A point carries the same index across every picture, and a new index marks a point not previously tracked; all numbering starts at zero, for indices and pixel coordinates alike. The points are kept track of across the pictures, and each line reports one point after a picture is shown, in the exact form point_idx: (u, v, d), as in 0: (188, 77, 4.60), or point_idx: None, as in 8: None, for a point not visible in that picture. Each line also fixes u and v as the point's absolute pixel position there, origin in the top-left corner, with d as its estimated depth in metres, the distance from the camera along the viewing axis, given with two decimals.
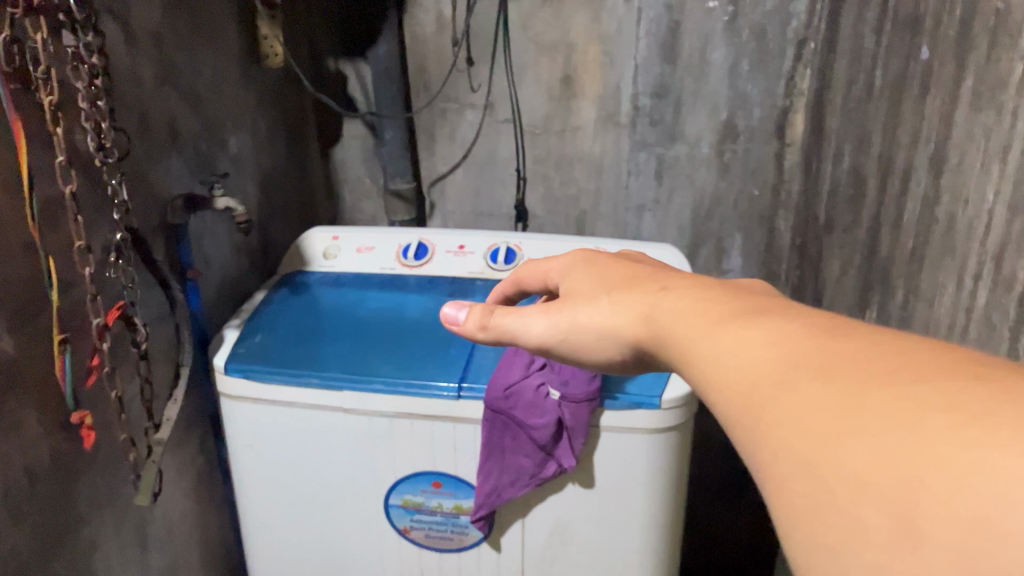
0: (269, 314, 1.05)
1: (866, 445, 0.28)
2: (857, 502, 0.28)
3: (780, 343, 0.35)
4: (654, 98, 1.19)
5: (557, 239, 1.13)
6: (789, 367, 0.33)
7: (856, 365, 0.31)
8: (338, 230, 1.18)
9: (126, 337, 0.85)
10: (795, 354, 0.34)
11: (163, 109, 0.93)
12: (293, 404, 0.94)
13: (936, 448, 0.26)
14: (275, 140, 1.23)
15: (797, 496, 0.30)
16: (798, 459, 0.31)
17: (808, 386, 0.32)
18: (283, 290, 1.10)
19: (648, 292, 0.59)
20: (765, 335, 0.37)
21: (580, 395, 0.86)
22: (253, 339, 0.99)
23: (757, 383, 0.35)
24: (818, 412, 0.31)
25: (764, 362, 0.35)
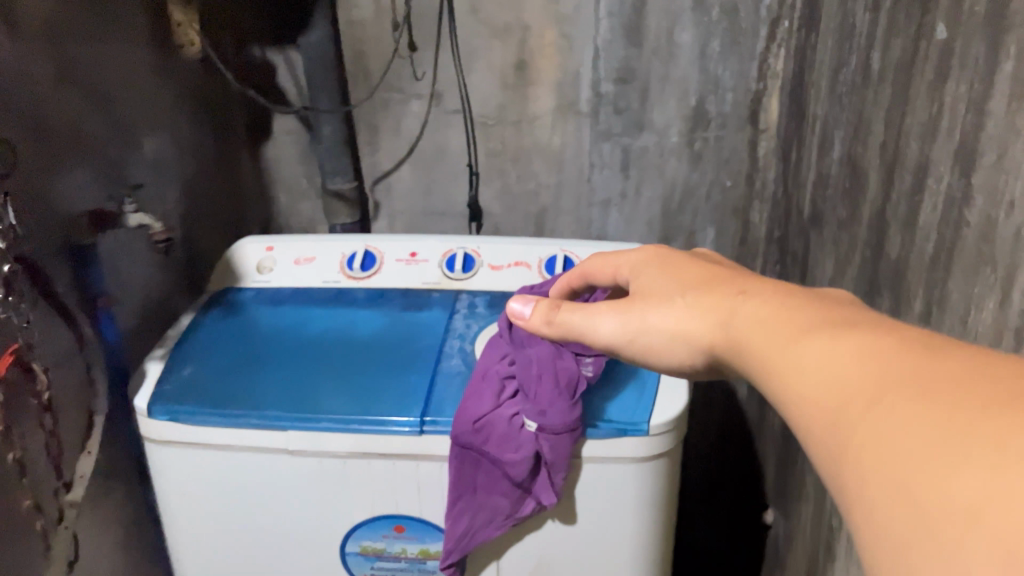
0: (198, 341, 0.92)
1: (970, 476, 0.27)
2: (954, 531, 0.26)
3: (886, 369, 0.33)
4: (619, 84, 1.09)
5: (519, 240, 1.03)
6: (899, 390, 0.32)
7: (971, 396, 0.29)
8: (273, 240, 1.06)
9: (23, 385, 0.71)
10: (905, 379, 0.32)
11: (63, 111, 0.79)
12: (229, 448, 0.82)
13: None
14: (199, 139, 1.10)
15: (888, 525, 0.29)
16: (901, 488, 0.29)
17: (919, 416, 0.30)
18: (215, 312, 0.98)
19: (726, 299, 0.52)
20: (873, 358, 0.35)
21: (558, 425, 0.76)
22: (179, 374, 0.87)
23: (858, 410, 0.33)
24: (927, 443, 0.29)
25: (868, 387, 0.33)
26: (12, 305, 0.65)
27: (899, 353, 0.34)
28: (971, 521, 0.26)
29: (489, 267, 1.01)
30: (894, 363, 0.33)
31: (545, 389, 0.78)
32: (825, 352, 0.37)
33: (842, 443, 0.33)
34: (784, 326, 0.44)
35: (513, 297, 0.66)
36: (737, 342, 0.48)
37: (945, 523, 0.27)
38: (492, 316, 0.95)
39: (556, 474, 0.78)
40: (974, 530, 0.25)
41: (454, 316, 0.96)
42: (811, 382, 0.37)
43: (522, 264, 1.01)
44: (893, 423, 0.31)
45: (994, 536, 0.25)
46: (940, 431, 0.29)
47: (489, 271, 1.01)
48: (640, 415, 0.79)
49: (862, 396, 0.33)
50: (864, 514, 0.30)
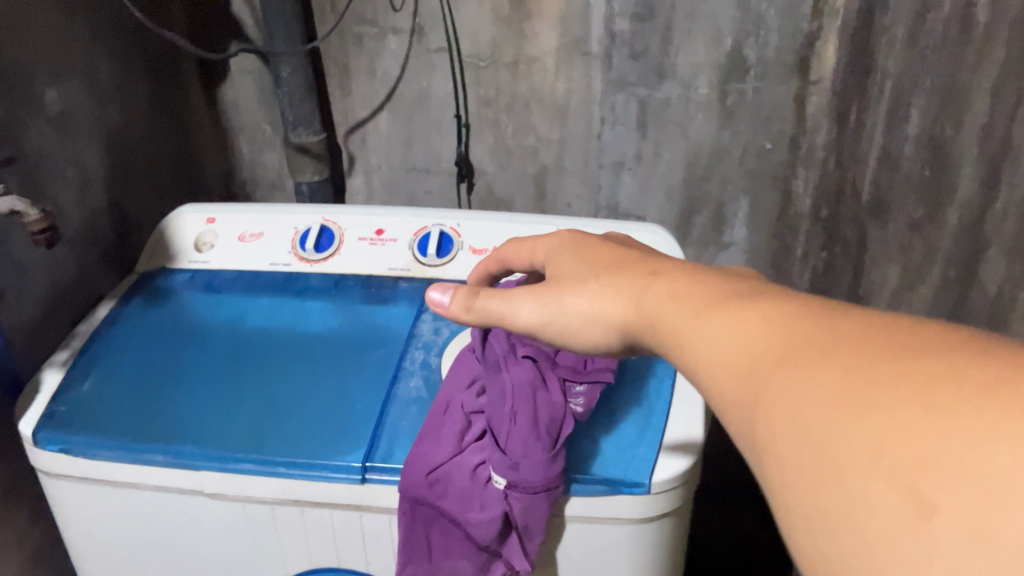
0: (110, 341, 0.76)
1: (877, 421, 0.26)
2: (863, 470, 0.25)
3: (781, 327, 0.32)
4: (636, 22, 0.88)
5: (507, 219, 0.84)
6: (798, 345, 0.30)
7: (867, 343, 0.28)
8: (215, 209, 0.89)
9: None
10: (799, 335, 0.31)
11: None
12: (134, 487, 0.67)
13: (950, 419, 0.24)
14: (128, 83, 0.91)
15: (798, 474, 0.27)
16: (806, 437, 0.27)
17: (815, 369, 0.29)
18: (138, 301, 0.81)
19: (640, 279, 0.44)
20: (770, 313, 0.33)
21: (531, 482, 0.59)
22: (79, 387, 0.71)
23: (759, 371, 0.31)
24: (828, 390, 0.28)
25: (766, 345, 0.32)
26: None
27: (792, 311, 0.33)
28: (876, 465, 0.25)
29: (469, 251, 0.83)
30: (790, 321, 0.32)
31: (517, 432, 0.61)
32: (728, 318, 0.35)
33: (748, 400, 0.31)
34: (687, 300, 0.39)
35: (431, 286, 0.55)
36: (645, 318, 0.42)
37: (849, 466, 0.26)
38: None
39: (531, 536, 0.62)
40: (886, 475, 0.25)
41: (422, 315, 0.78)
42: (714, 344, 0.35)
43: None
44: (794, 376, 0.29)
45: (906, 479, 0.24)
46: (842, 380, 0.28)
47: (470, 256, 0.83)
48: (638, 467, 0.62)
49: (762, 352, 0.32)
50: (772, 466, 0.29)
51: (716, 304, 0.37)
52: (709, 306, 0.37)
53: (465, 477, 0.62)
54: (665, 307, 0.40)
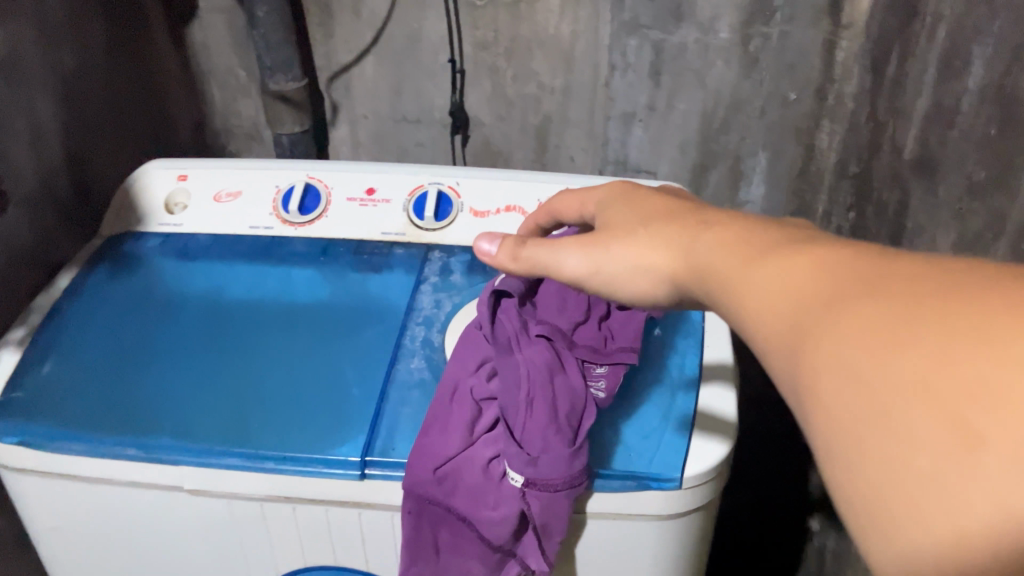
0: (73, 316, 0.68)
1: (923, 356, 0.23)
2: (909, 409, 0.22)
3: (812, 261, 0.28)
4: None
5: (511, 177, 0.77)
6: (832, 280, 0.27)
7: (907, 275, 0.25)
8: (188, 165, 0.80)
9: None
10: (830, 269, 0.27)
11: None
12: (106, 482, 0.60)
13: (1007, 349, 0.21)
14: (83, 22, 0.81)
15: (834, 418, 0.24)
16: (841, 376, 0.24)
17: (848, 306, 0.25)
18: (104, 270, 0.73)
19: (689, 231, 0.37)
20: (801, 251, 0.29)
21: (552, 479, 0.53)
22: (39, 370, 0.63)
23: (789, 311, 0.28)
24: (864, 325, 0.25)
25: (796, 282, 0.28)
26: None
27: (826, 247, 0.29)
28: (918, 401, 0.22)
29: (470, 213, 0.76)
30: (824, 256, 0.28)
31: (535, 422, 0.55)
32: (756, 257, 0.31)
33: (780, 344, 0.28)
34: (731, 242, 0.33)
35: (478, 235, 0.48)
36: (694, 273, 0.35)
37: (889, 402, 0.23)
38: (472, 288, 0.70)
39: (549, 537, 0.55)
40: (924, 410, 0.22)
41: (421, 284, 0.71)
42: (755, 287, 0.30)
43: (514, 211, 0.75)
44: (828, 314, 0.26)
45: (949, 414, 0.21)
46: (880, 314, 0.24)
47: (471, 219, 0.76)
48: (665, 458, 0.56)
49: (792, 291, 0.28)
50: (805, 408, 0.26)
51: (761, 246, 0.32)
52: (755, 247, 0.32)
53: (477, 471, 0.56)
54: (721, 257, 0.33)
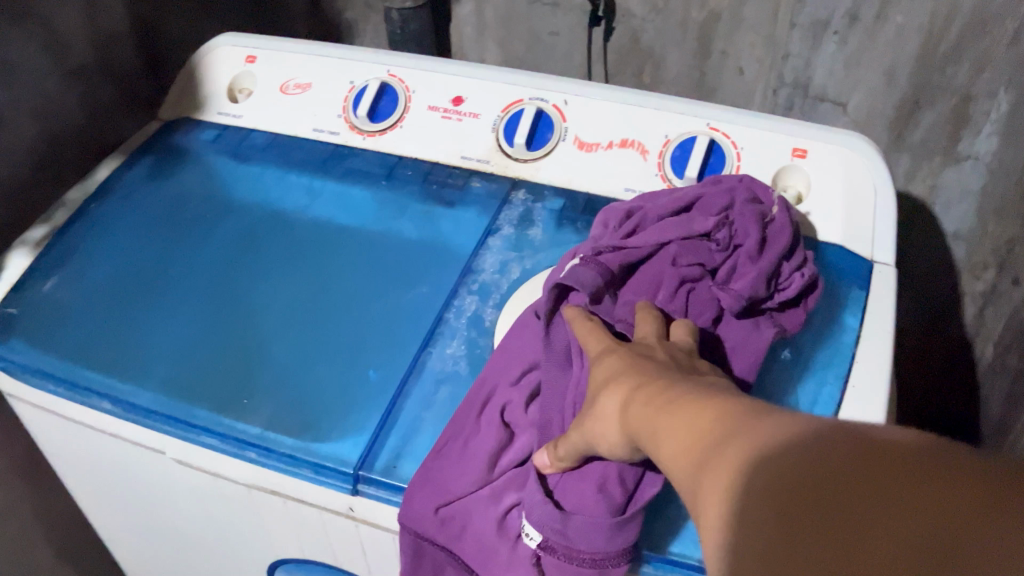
0: (99, 221, 0.60)
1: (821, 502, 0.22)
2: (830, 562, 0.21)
3: (700, 401, 0.28)
4: None
5: (633, 103, 0.59)
6: (725, 432, 0.26)
7: (774, 414, 0.25)
8: (260, 45, 0.68)
9: None
10: (713, 409, 0.27)
11: None
12: (91, 428, 0.52)
13: (896, 491, 0.21)
14: None
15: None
16: (760, 532, 0.23)
17: (739, 432, 0.25)
18: (148, 167, 0.64)
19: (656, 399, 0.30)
20: (701, 393, 0.29)
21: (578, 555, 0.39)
22: (41, 285, 0.55)
23: (692, 439, 0.27)
24: (757, 442, 0.24)
25: (691, 434, 0.27)
26: None
27: (709, 395, 0.28)
28: (829, 500, 0.22)
29: (574, 144, 0.59)
30: (711, 404, 0.27)
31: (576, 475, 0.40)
32: (664, 416, 0.29)
33: (691, 487, 0.26)
34: (653, 397, 0.30)
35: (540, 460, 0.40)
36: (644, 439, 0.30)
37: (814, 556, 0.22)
38: (552, 251, 0.55)
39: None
40: (832, 506, 0.22)
41: (492, 234, 0.56)
42: (664, 439, 0.28)
43: (629, 147, 0.58)
44: (723, 441, 0.25)
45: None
46: (769, 423, 0.25)
47: (573, 151, 0.59)
48: None
49: (691, 433, 0.27)
50: (720, 524, 0.24)
51: (670, 397, 0.29)
52: (670, 397, 0.29)
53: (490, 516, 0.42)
54: (650, 425, 0.29)
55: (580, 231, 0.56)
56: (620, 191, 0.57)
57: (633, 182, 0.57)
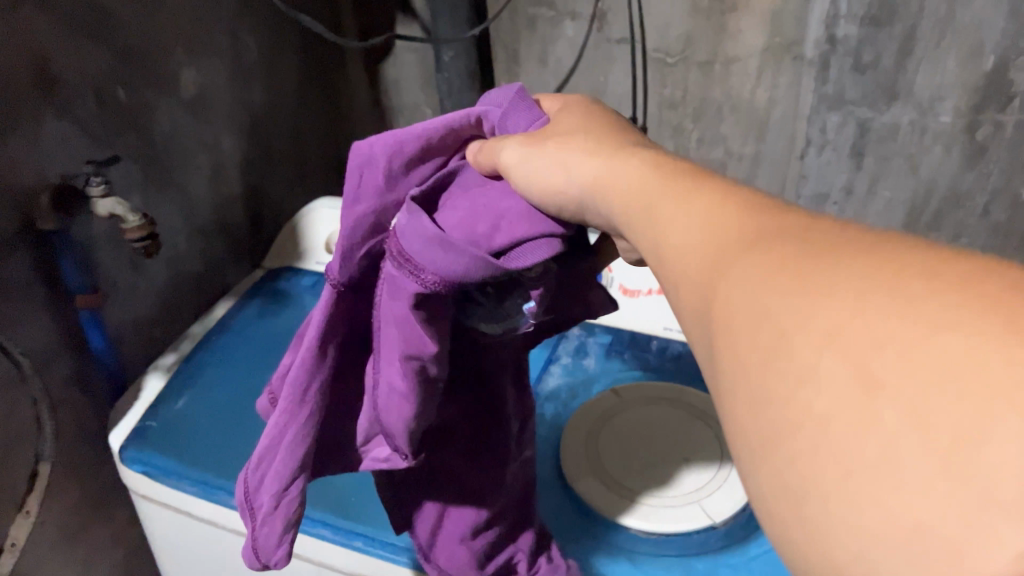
0: (217, 351, 0.71)
1: (827, 313, 0.21)
2: (829, 373, 0.20)
3: (715, 202, 0.28)
4: (868, 26, 0.71)
5: None
6: (749, 234, 0.25)
7: (817, 234, 0.24)
8: None
9: (20, 398, 0.59)
10: (733, 210, 0.27)
11: (14, 40, 0.54)
12: (214, 524, 0.61)
13: (902, 323, 0.19)
14: (281, 57, 0.84)
15: (749, 374, 0.22)
16: (759, 333, 0.22)
17: (751, 252, 0.24)
18: (256, 306, 0.76)
19: (671, 177, 0.31)
20: (720, 195, 0.28)
21: (440, 276, 0.37)
22: (175, 403, 0.66)
23: (700, 242, 0.27)
24: (773, 248, 0.24)
25: (718, 228, 0.27)
26: (19, 315, 0.58)
27: (740, 196, 0.28)
28: (826, 345, 0.20)
29: (618, 289, 0.69)
30: (724, 202, 0.28)
31: (489, 201, 0.38)
32: (682, 207, 0.29)
33: (698, 291, 0.26)
34: (663, 175, 0.32)
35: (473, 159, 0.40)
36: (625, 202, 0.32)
37: (809, 359, 0.21)
38: (603, 378, 0.66)
39: (421, 379, 0.41)
40: (848, 321, 0.20)
41: (552, 365, 0.67)
42: (672, 232, 0.28)
43: None
44: (749, 243, 0.25)
45: (890, 402, 0.19)
46: (803, 237, 0.24)
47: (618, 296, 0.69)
48: None
49: (716, 222, 0.27)
50: (722, 316, 0.24)
51: (683, 195, 0.29)
52: (682, 191, 0.30)
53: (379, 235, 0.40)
54: (647, 191, 0.32)
55: (626, 363, 0.67)
56: (660, 329, 0.69)
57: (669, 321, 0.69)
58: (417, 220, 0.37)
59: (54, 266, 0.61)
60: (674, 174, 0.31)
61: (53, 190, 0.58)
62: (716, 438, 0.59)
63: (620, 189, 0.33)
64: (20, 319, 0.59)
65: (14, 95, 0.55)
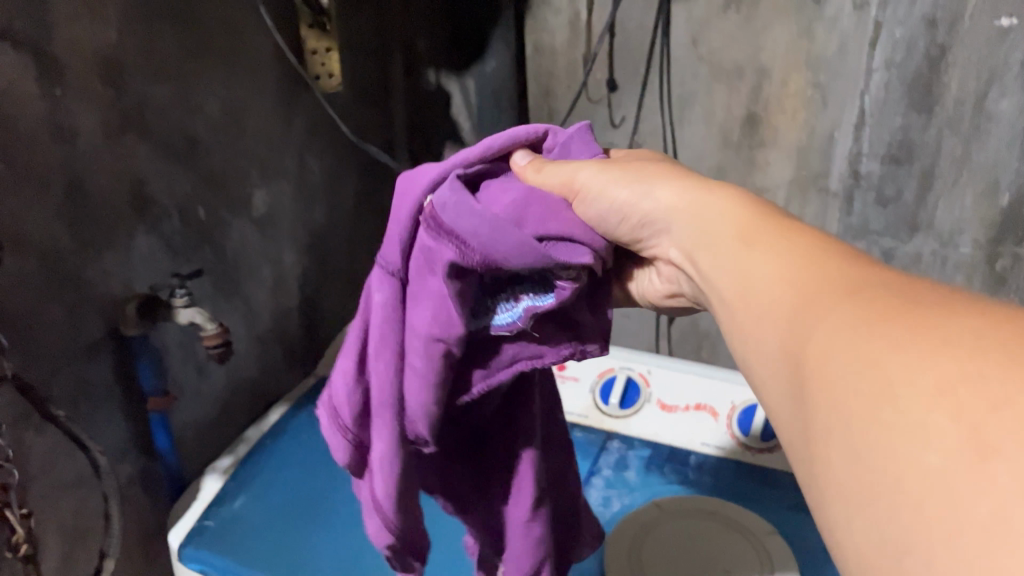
0: (272, 457, 0.74)
1: (936, 372, 0.23)
2: (940, 427, 0.22)
3: (833, 269, 0.31)
4: (888, 164, 0.77)
5: (702, 375, 0.75)
6: (854, 300, 0.29)
7: (923, 303, 0.27)
8: None
9: (91, 493, 0.63)
10: (849, 276, 0.30)
11: (124, 166, 0.61)
12: None
13: (1014, 388, 0.22)
14: (347, 180, 0.92)
15: (854, 428, 0.25)
16: (865, 386, 0.25)
17: (863, 316, 0.27)
18: (309, 413, 0.79)
19: (756, 221, 0.37)
20: (836, 263, 0.32)
21: (478, 248, 0.40)
22: (231, 503, 0.69)
23: (805, 310, 0.30)
24: (881, 315, 0.27)
25: (824, 296, 0.30)
26: (97, 417, 0.63)
27: (845, 269, 0.31)
28: (937, 403, 0.23)
29: (657, 405, 0.74)
30: (830, 275, 0.31)
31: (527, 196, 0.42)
32: (789, 273, 0.33)
33: (798, 358, 0.29)
34: (752, 223, 0.37)
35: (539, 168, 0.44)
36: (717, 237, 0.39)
37: (917, 414, 0.23)
38: (644, 490, 0.68)
39: (444, 358, 0.43)
40: (961, 383, 0.23)
41: (595, 476, 0.69)
42: (779, 301, 0.32)
43: (703, 409, 0.73)
44: (855, 309, 0.28)
45: (1000, 460, 0.21)
46: (908, 305, 0.27)
47: (657, 410, 0.74)
48: None
49: (824, 292, 0.30)
50: (826, 375, 0.27)
51: (799, 253, 0.34)
52: (795, 252, 0.34)
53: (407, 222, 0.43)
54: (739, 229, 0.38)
55: (665, 475, 0.69)
56: (697, 445, 0.71)
57: (708, 437, 0.71)
58: (459, 197, 0.41)
59: (131, 374, 0.65)
60: (764, 221, 0.37)
61: (140, 301, 0.63)
62: (755, 552, 0.61)
63: (717, 208, 0.40)
64: (98, 420, 0.63)
65: (115, 214, 0.61)
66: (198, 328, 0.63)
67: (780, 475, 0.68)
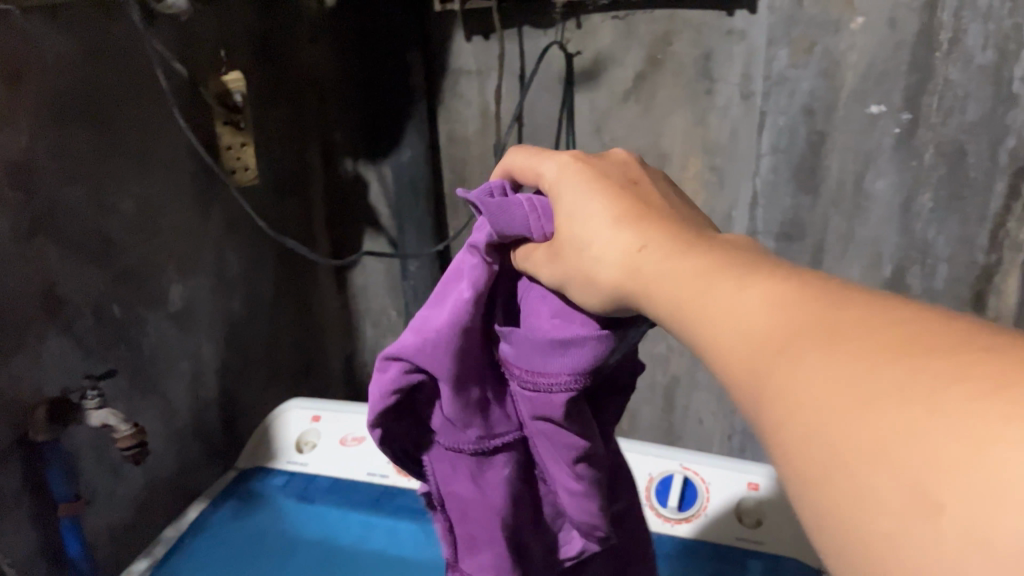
0: (191, 558, 0.72)
1: (869, 424, 0.20)
2: (884, 489, 0.19)
3: (749, 281, 0.27)
4: (781, 241, 0.82)
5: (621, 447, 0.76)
6: (778, 326, 0.25)
7: (843, 321, 0.23)
8: (323, 407, 0.86)
9: None
10: (768, 289, 0.26)
11: (33, 269, 0.61)
12: None
13: (945, 439, 0.19)
14: (266, 270, 0.93)
15: (809, 488, 0.21)
16: (805, 446, 0.21)
17: (788, 348, 0.24)
18: (230, 508, 0.78)
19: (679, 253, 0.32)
20: (766, 272, 0.27)
21: (576, 370, 0.40)
22: None
23: (730, 346, 0.26)
24: (803, 350, 0.23)
25: (746, 327, 0.26)
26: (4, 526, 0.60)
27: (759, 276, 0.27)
28: (876, 464, 0.20)
29: None
30: (747, 289, 0.27)
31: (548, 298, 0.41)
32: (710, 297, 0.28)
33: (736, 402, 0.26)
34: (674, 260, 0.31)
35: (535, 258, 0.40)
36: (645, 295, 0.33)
37: (858, 477, 0.20)
38: None
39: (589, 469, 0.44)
40: (893, 437, 0.19)
41: None
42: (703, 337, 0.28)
43: None
44: (777, 341, 0.24)
45: (946, 524, 0.18)
46: (826, 328, 0.23)
47: None
48: None
49: (743, 315, 0.26)
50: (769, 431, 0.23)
51: (710, 266, 0.30)
52: (705, 266, 0.30)
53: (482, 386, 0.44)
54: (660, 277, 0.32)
55: None
56: None
57: None
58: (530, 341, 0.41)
59: (42, 480, 0.63)
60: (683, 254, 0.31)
61: (50, 404, 0.61)
62: None
63: (640, 256, 0.34)
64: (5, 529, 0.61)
65: (25, 317, 0.60)
66: (112, 431, 0.62)
67: (697, 544, 0.69)
